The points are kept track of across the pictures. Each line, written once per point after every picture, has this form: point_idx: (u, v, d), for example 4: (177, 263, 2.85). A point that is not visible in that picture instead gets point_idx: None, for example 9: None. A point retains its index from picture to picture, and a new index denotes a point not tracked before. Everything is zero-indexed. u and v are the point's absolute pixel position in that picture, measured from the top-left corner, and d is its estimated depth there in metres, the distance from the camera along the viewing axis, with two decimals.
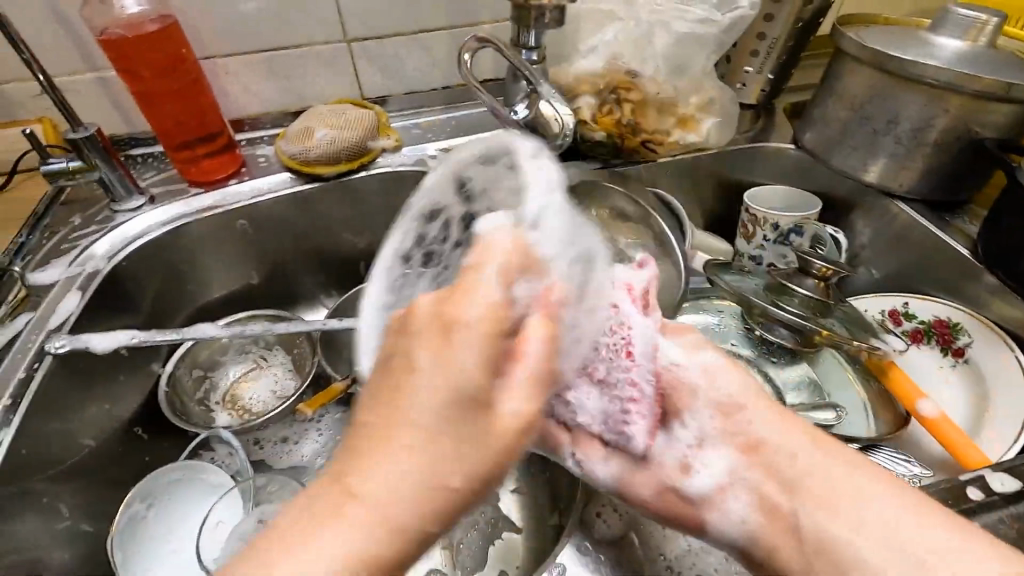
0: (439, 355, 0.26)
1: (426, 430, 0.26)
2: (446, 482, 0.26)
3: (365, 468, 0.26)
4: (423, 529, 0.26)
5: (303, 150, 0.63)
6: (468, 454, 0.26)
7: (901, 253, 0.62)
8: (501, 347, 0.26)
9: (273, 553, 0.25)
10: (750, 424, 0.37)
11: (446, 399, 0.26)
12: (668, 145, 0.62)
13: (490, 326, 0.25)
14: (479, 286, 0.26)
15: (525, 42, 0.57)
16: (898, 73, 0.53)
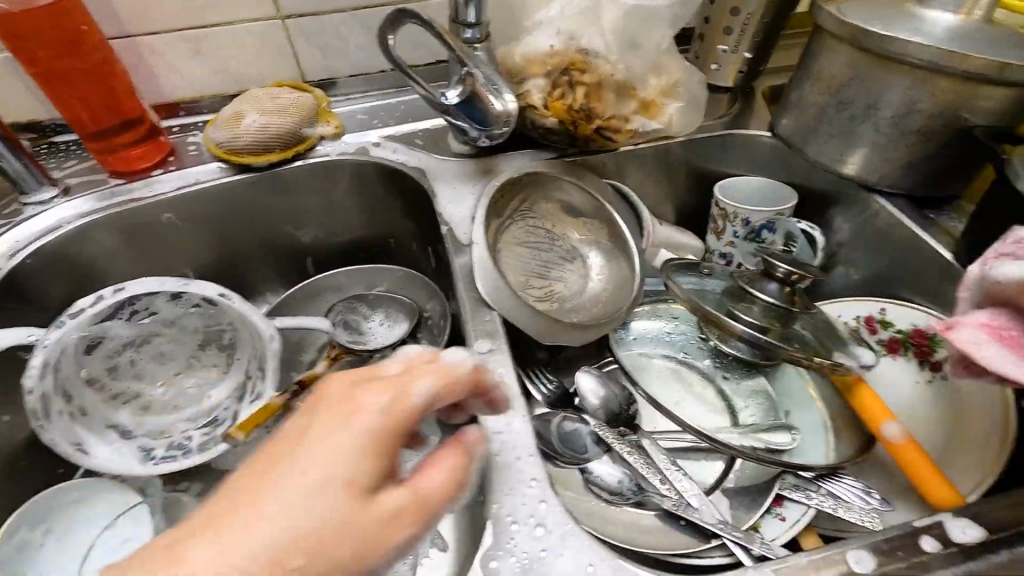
0: (325, 500, 0.24)
1: (315, 481, 0.24)
2: (337, 476, 0.25)
3: (294, 461, 0.25)
4: (349, 476, 0.25)
5: (230, 138, 0.58)
6: (324, 509, 0.24)
7: (880, 253, 0.57)
8: (361, 504, 0.25)
9: (299, 423, 0.27)
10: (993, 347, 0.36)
11: (314, 487, 0.24)
12: (626, 133, 0.57)
13: (331, 522, 0.24)
14: (288, 503, 0.24)
15: (466, 19, 0.52)
16: (879, 52, 0.47)
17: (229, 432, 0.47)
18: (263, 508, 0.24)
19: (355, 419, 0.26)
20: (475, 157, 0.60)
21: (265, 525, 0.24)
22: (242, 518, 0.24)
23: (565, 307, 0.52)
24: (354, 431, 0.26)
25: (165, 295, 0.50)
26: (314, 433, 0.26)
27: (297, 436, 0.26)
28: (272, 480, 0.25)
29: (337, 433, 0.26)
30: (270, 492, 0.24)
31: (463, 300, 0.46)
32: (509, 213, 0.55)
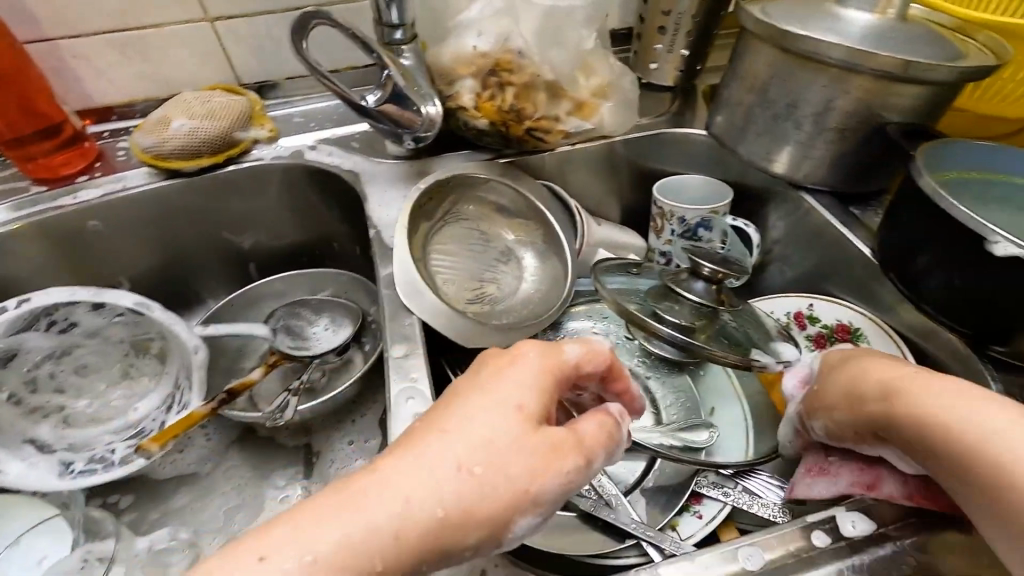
0: (468, 440, 0.29)
1: (466, 428, 0.29)
2: (493, 426, 0.29)
3: (448, 422, 0.30)
4: (513, 407, 0.30)
5: (156, 143, 0.57)
6: (476, 454, 0.28)
7: (811, 249, 0.57)
8: (500, 445, 0.29)
9: (487, 372, 0.32)
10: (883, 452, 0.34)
11: (478, 445, 0.29)
12: (557, 133, 0.57)
13: (491, 459, 0.28)
14: (445, 446, 0.28)
15: (389, 20, 0.51)
16: (796, 51, 0.48)
17: (144, 444, 0.46)
18: (426, 457, 0.28)
19: (509, 380, 0.31)
20: (410, 159, 0.60)
21: (420, 472, 0.28)
22: (408, 468, 0.28)
23: (494, 311, 0.50)
24: (509, 391, 0.31)
25: (85, 305, 0.49)
26: (467, 400, 0.31)
27: (446, 411, 0.31)
28: (430, 439, 0.29)
29: (521, 393, 0.31)
30: (454, 438, 0.29)
31: (384, 304, 0.45)
32: (439, 215, 0.54)
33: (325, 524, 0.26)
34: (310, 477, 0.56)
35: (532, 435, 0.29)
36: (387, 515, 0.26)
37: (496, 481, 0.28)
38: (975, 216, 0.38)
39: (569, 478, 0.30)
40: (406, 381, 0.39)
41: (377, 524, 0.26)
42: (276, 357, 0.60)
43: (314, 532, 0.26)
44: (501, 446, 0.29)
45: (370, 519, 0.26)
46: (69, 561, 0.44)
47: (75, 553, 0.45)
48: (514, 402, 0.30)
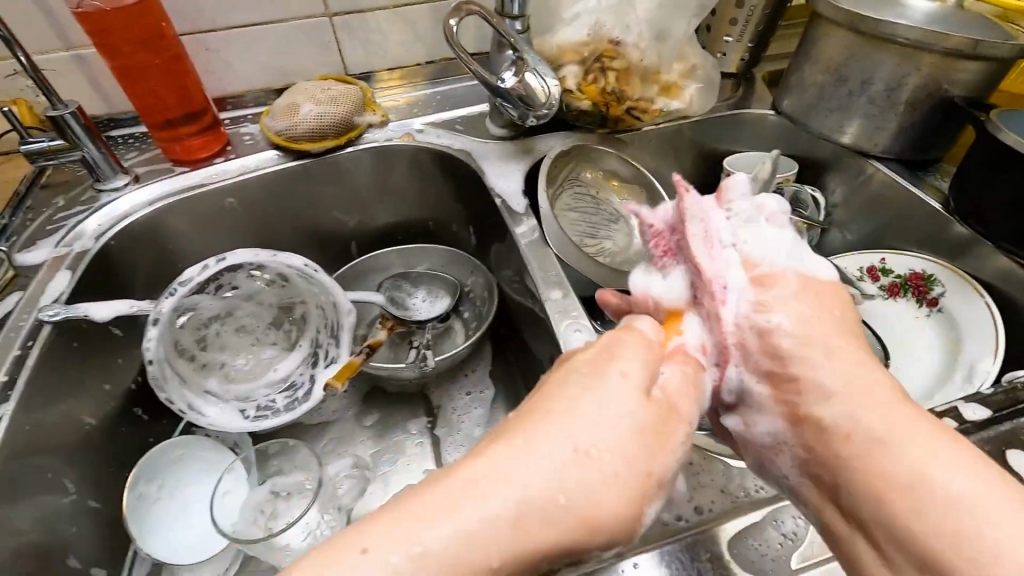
0: (592, 414, 0.30)
1: (602, 414, 0.30)
2: (643, 396, 0.31)
3: (576, 400, 0.31)
4: (649, 391, 0.32)
5: (289, 126, 0.63)
6: (614, 441, 0.29)
7: (874, 213, 0.65)
8: (651, 425, 0.31)
9: (604, 359, 0.33)
10: (789, 340, 0.35)
11: (622, 427, 0.30)
12: (652, 113, 0.64)
13: (645, 429, 0.30)
14: (578, 421, 0.30)
15: (510, 12, 0.58)
16: (873, 34, 0.55)
17: (327, 383, 0.53)
18: (561, 425, 0.30)
19: (630, 377, 0.32)
20: (513, 139, 0.66)
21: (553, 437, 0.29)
22: (543, 430, 0.30)
23: (618, 261, 0.59)
24: (630, 388, 0.31)
25: (246, 271, 0.54)
26: (597, 398, 0.31)
27: (571, 389, 0.32)
28: (589, 405, 0.31)
29: (665, 386, 0.33)
30: (580, 419, 0.30)
31: (529, 258, 0.52)
32: (558, 181, 0.61)
33: (507, 473, 0.28)
34: (436, 424, 0.62)
35: (679, 415, 0.32)
36: (563, 480, 0.28)
37: (625, 466, 0.29)
38: None
39: (674, 418, 0.32)
40: (569, 318, 0.46)
41: (550, 484, 0.28)
42: (394, 321, 0.66)
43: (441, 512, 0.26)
44: (664, 426, 0.31)
45: (542, 481, 0.28)
46: (260, 493, 0.50)
47: (263, 487, 0.50)
48: (649, 413, 0.31)
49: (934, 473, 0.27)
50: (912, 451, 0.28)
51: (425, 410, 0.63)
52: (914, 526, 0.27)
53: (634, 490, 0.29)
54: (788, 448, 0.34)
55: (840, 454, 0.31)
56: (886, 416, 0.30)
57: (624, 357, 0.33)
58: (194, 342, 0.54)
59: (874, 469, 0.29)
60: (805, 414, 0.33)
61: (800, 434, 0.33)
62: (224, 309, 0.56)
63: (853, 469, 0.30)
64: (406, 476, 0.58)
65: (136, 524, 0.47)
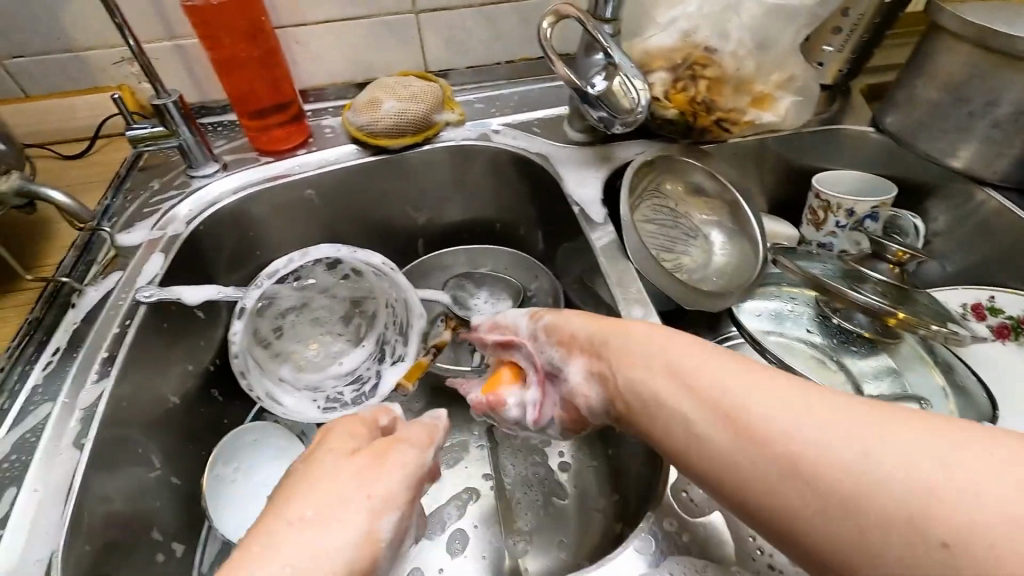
0: (306, 481, 0.32)
1: (328, 473, 0.33)
2: (356, 445, 0.36)
3: (295, 491, 0.32)
4: (359, 443, 0.36)
5: (371, 121, 0.63)
6: (351, 482, 0.33)
7: (981, 246, 0.60)
8: (390, 451, 0.36)
9: (308, 451, 0.36)
10: (646, 346, 0.35)
11: (355, 470, 0.33)
12: (742, 125, 0.61)
13: (369, 462, 0.34)
14: (297, 494, 0.32)
15: (602, 15, 0.56)
16: (1004, 52, 0.50)
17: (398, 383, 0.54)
18: (283, 523, 0.30)
19: (347, 440, 0.36)
20: (591, 145, 0.64)
21: (290, 536, 0.29)
22: (262, 535, 0.29)
23: (697, 278, 0.57)
24: (341, 459, 0.34)
25: (323, 265, 0.56)
26: (315, 475, 0.33)
27: (302, 478, 0.33)
28: (302, 492, 0.32)
29: (368, 435, 0.37)
30: (294, 499, 0.31)
31: (607, 270, 0.50)
32: (640, 192, 0.59)
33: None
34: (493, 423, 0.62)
35: (401, 446, 0.36)
36: (294, 557, 0.28)
37: (361, 498, 0.32)
38: None
39: (385, 452, 0.35)
40: None
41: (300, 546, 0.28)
42: (458, 321, 0.66)
43: None
44: (375, 464, 0.34)
45: (292, 550, 0.28)
46: None
47: None
48: (361, 458, 0.34)
49: (841, 451, 0.25)
50: (833, 423, 0.26)
51: None
52: (792, 473, 0.26)
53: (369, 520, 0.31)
54: (702, 455, 0.30)
55: (707, 423, 0.30)
56: (794, 394, 0.28)
57: (321, 436, 0.37)
58: (272, 331, 0.56)
59: (774, 433, 0.27)
60: (648, 384, 0.34)
61: (703, 410, 0.30)
62: (301, 301, 0.57)
63: (780, 463, 0.26)
64: (464, 478, 0.57)
65: (212, 501, 0.49)
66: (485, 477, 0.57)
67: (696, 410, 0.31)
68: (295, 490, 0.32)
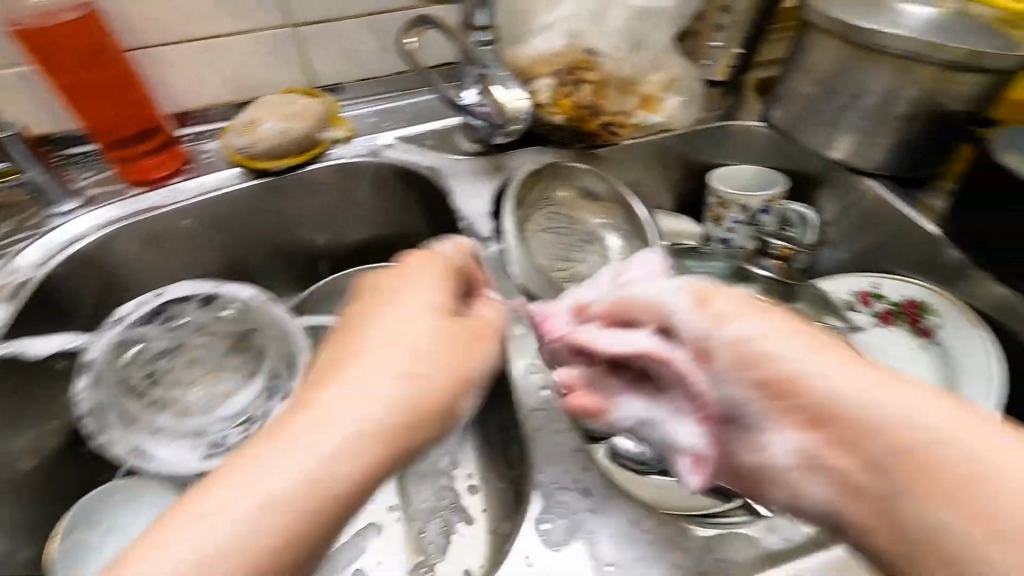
0: (368, 334, 0.33)
1: (410, 330, 0.33)
2: (438, 301, 0.36)
3: (368, 344, 0.32)
4: (433, 299, 0.35)
5: (248, 143, 0.60)
6: (411, 340, 0.33)
7: (866, 234, 0.61)
8: (450, 305, 0.36)
9: (382, 294, 0.36)
10: (727, 327, 0.32)
11: (419, 324, 0.34)
12: (629, 128, 0.60)
13: (435, 313, 0.35)
14: (367, 351, 0.32)
15: (477, 23, 0.54)
16: (864, 45, 0.51)
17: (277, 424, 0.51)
18: (359, 375, 0.31)
19: (409, 290, 0.36)
20: (485, 155, 0.63)
21: (364, 392, 0.30)
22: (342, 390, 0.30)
23: (590, 287, 0.56)
24: (420, 310, 0.34)
25: (195, 302, 0.54)
26: (397, 325, 0.33)
27: (359, 331, 0.33)
28: (354, 352, 0.32)
29: (436, 286, 0.37)
30: (365, 351, 0.32)
31: (490, 289, 0.49)
32: (532, 201, 0.58)
33: (319, 439, 0.29)
34: None
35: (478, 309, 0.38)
36: (342, 418, 0.29)
37: (431, 360, 0.32)
38: None
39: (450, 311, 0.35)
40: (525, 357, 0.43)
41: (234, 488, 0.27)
42: None
43: (194, 528, 0.26)
44: (453, 322, 0.35)
45: (355, 404, 0.30)
46: None
47: None
48: (442, 314, 0.35)
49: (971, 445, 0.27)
50: (939, 414, 0.28)
51: None
52: (849, 444, 0.29)
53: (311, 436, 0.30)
54: (823, 474, 0.30)
55: (784, 428, 0.31)
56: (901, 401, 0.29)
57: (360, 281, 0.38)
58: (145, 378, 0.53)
59: (922, 463, 0.27)
60: (781, 391, 0.31)
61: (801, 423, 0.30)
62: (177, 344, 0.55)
63: (919, 472, 0.27)
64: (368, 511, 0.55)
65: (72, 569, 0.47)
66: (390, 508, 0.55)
67: (779, 421, 0.31)
68: (371, 339, 0.33)
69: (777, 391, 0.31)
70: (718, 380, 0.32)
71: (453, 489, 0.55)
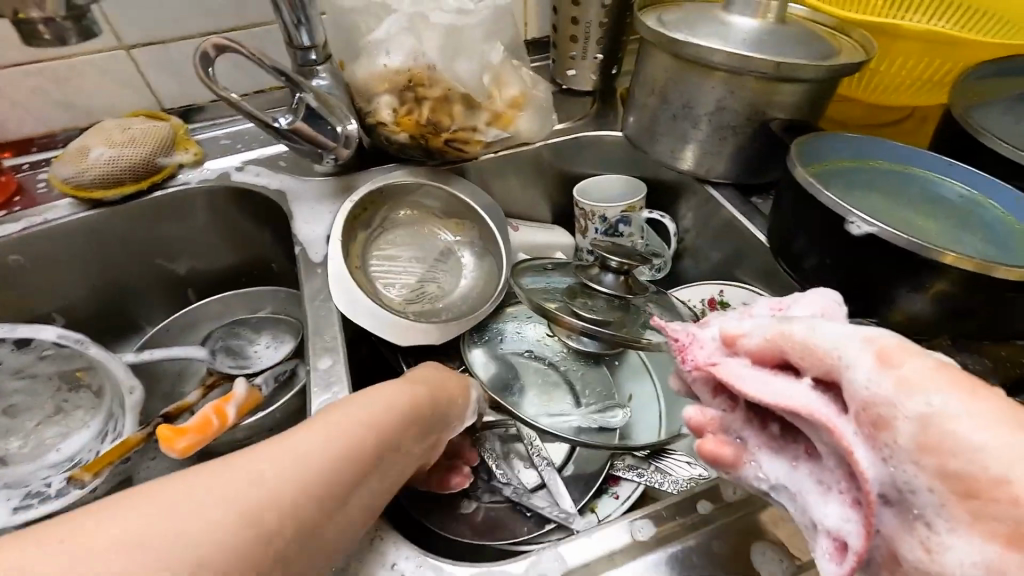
0: (374, 393, 0.36)
1: (405, 392, 0.37)
2: (433, 371, 0.41)
3: (356, 398, 0.35)
4: (437, 373, 0.41)
5: (76, 172, 0.57)
6: (414, 398, 0.37)
7: (720, 242, 0.61)
8: (444, 376, 0.42)
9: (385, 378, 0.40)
10: (909, 379, 0.24)
11: (416, 391, 0.38)
12: (476, 143, 0.59)
13: (431, 384, 0.40)
14: (366, 399, 0.35)
15: (300, 42, 0.53)
16: (687, 58, 0.51)
17: (75, 474, 0.48)
18: (324, 420, 0.33)
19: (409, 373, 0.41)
20: (337, 175, 0.61)
21: (313, 434, 0.32)
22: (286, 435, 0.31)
23: (435, 307, 0.55)
24: (418, 383, 0.39)
25: (10, 345, 0.51)
26: (397, 389, 0.37)
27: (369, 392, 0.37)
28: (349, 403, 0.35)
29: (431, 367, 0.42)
30: (358, 402, 0.35)
31: (308, 317, 0.47)
32: (378, 223, 0.58)
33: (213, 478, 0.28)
34: None
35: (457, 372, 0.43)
36: (315, 448, 0.31)
37: (415, 413, 0.37)
38: (837, 200, 0.41)
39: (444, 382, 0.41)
40: (327, 392, 0.41)
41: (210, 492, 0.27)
42: (218, 377, 0.60)
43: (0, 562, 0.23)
44: (444, 389, 0.40)
45: (308, 444, 0.31)
46: None
47: None
48: (432, 382, 0.40)
49: None
50: None
51: None
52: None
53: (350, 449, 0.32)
54: None
55: (959, 521, 0.22)
56: None
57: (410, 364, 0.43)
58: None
59: None
60: (949, 471, 0.22)
61: (980, 509, 0.22)
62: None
63: None
64: None
65: None
66: None
67: (942, 507, 0.23)
68: (370, 395, 0.36)
69: (966, 489, 0.22)
70: (887, 461, 0.24)
71: None
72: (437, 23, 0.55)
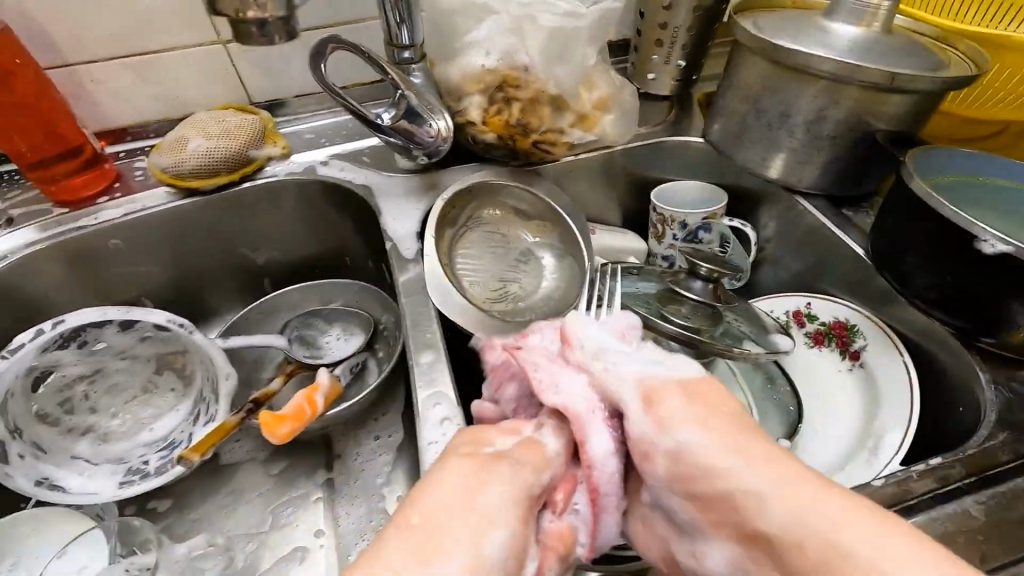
0: (463, 486, 0.28)
1: (494, 487, 0.29)
2: (523, 448, 0.31)
3: (445, 498, 0.28)
4: (532, 453, 0.31)
5: (176, 163, 0.59)
6: (505, 495, 0.29)
7: (804, 253, 0.60)
8: (539, 456, 0.31)
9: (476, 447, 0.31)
10: (672, 414, 0.31)
11: (511, 483, 0.29)
12: (562, 145, 0.60)
13: (521, 477, 0.30)
14: (454, 502, 0.27)
15: (399, 41, 0.54)
16: (789, 64, 0.50)
17: (184, 454, 0.48)
18: (411, 536, 0.26)
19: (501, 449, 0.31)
20: (421, 173, 0.62)
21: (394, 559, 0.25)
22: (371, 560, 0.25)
23: (518, 307, 0.55)
24: (511, 471, 0.30)
25: (113, 326, 0.51)
26: (489, 484, 0.29)
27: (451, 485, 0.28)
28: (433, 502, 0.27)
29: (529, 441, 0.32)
30: (448, 505, 0.27)
31: (405, 312, 0.48)
32: (462, 221, 0.58)
33: None
34: (331, 469, 0.58)
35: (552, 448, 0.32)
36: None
37: (509, 509, 0.28)
38: (963, 214, 0.40)
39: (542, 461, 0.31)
40: (432, 387, 0.42)
41: (422, 555, 0.25)
42: (295, 365, 0.61)
43: None
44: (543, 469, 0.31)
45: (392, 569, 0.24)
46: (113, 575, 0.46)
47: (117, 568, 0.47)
48: (525, 465, 0.30)
49: (838, 545, 0.25)
50: (823, 514, 0.26)
51: (325, 460, 0.58)
52: (755, 545, 0.28)
53: (525, 476, 0.30)
54: None
55: (715, 531, 0.29)
56: (798, 497, 0.27)
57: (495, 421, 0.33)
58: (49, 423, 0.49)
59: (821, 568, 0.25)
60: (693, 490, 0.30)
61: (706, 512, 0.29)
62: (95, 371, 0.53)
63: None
64: (295, 535, 0.54)
65: None
66: (318, 532, 0.54)
67: (688, 511, 0.30)
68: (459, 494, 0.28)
69: (703, 502, 0.29)
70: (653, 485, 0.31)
71: (384, 512, 0.54)
72: (545, 25, 0.55)
